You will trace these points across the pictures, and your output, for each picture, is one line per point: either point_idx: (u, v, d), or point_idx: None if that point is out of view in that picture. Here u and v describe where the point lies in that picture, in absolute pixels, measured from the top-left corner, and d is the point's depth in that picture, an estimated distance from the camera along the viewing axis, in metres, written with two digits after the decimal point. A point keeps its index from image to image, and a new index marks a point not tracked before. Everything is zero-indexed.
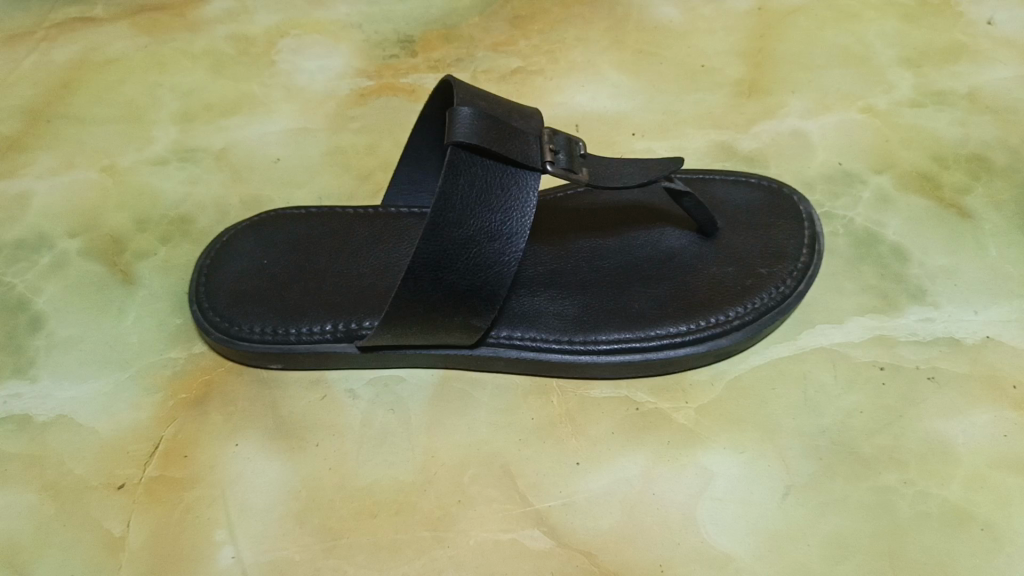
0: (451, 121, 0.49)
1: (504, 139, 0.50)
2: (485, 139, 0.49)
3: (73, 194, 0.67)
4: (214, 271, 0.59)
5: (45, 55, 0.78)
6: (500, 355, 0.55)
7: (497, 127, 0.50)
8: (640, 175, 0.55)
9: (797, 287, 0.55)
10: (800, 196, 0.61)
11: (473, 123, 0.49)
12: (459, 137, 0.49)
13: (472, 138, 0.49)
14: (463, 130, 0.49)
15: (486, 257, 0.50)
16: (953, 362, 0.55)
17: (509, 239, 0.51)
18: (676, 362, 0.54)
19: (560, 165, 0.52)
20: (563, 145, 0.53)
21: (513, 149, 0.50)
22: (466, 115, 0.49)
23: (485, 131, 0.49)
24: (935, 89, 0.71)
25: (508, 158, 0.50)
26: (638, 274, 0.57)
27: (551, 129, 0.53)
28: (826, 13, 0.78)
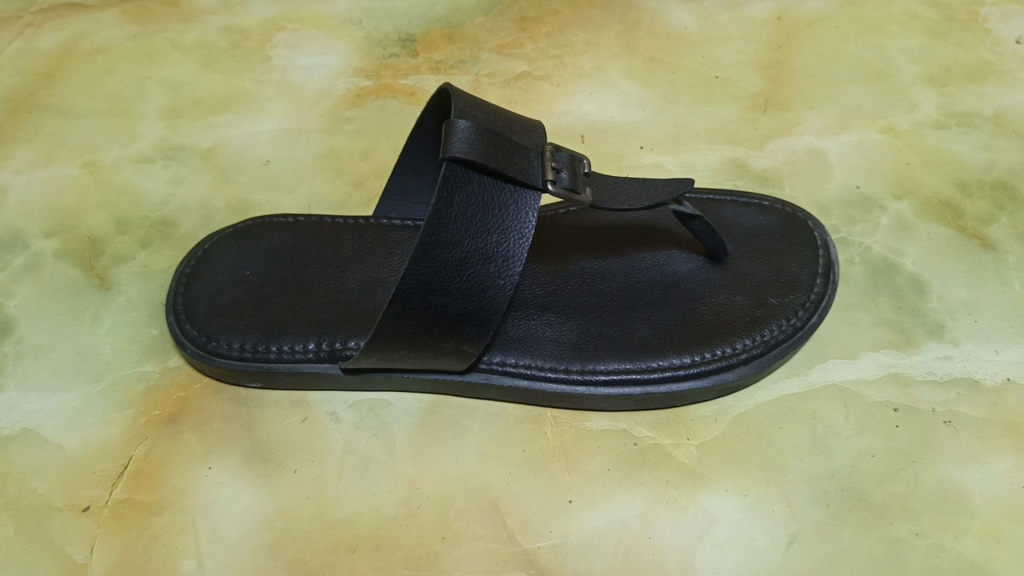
0: (448, 134, 0.46)
1: (504, 155, 0.47)
2: (484, 154, 0.46)
3: (52, 190, 0.64)
4: (195, 280, 0.56)
5: (30, 42, 0.75)
6: (492, 383, 0.51)
7: (497, 141, 0.47)
8: (647, 197, 0.52)
9: (810, 320, 0.52)
10: (815, 221, 0.58)
11: (471, 137, 0.46)
12: (455, 152, 0.45)
13: (470, 153, 0.46)
14: (460, 144, 0.46)
15: (480, 281, 0.47)
16: (971, 406, 0.51)
17: (505, 262, 0.47)
18: (678, 397, 0.51)
19: (561, 184, 0.49)
20: (566, 162, 0.50)
21: (513, 165, 0.47)
22: (464, 128, 0.46)
23: (484, 146, 0.46)
24: (960, 110, 0.68)
25: (507, 175, 0.47)
26: (641, 299, 0.54)
27: (553, 145, 0.50)
28: (847, 25, 0.75)
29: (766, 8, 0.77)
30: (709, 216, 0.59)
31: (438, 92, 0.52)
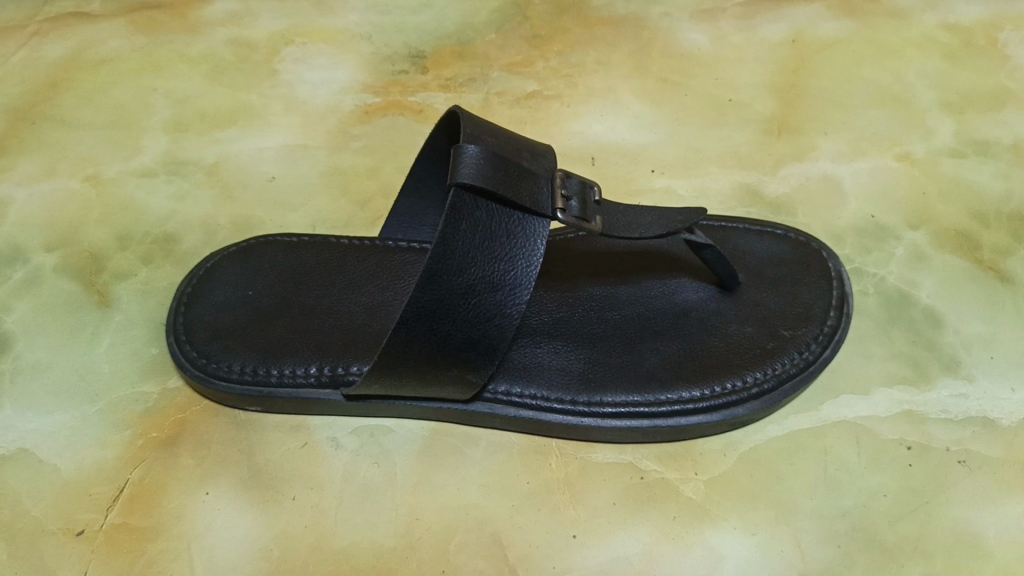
0: (456, 159, 0.45)
1: (513, 181, 0.46)
2: (492, 180, 0.45)
3: (54, 204, 0.63)
4: (196, 299, 0.55)
5: (35, 51, 0.74)
6: (496, 412, 0.50)
7: (506, 167, 0.46)
8: (658, 226, 0.51)
9: (822, 353, 0.51)
10: (829, 251, 0.57)
11: (480, 163, 0.45)
12: (463, 178, 0.44)
13: (478, 179, 0.44)
14: (468, 170, 0.44)
15: (486, 309, 0.46)
16: (987, 445, 0.50)
17: (513, 290, 0.46)
18: (687, 430, 0.50)
19: (570, 213, 0.48)
20: (577, 189, 0.49)
21: (522, 192, 0.46)
22: (473, 154, 0.45)
23: (493, 172, 0.45)
24: (978, 138, 0.67)
25: (515, 203, 0.45)
26: (650, 328, 0.53)
27: (563, 172, 0.49)
28: (864, 49, 0.74)
29: (782, 29, 0.75)
30: (720, 243, 0.58)
31: (447, 115, 0.51)
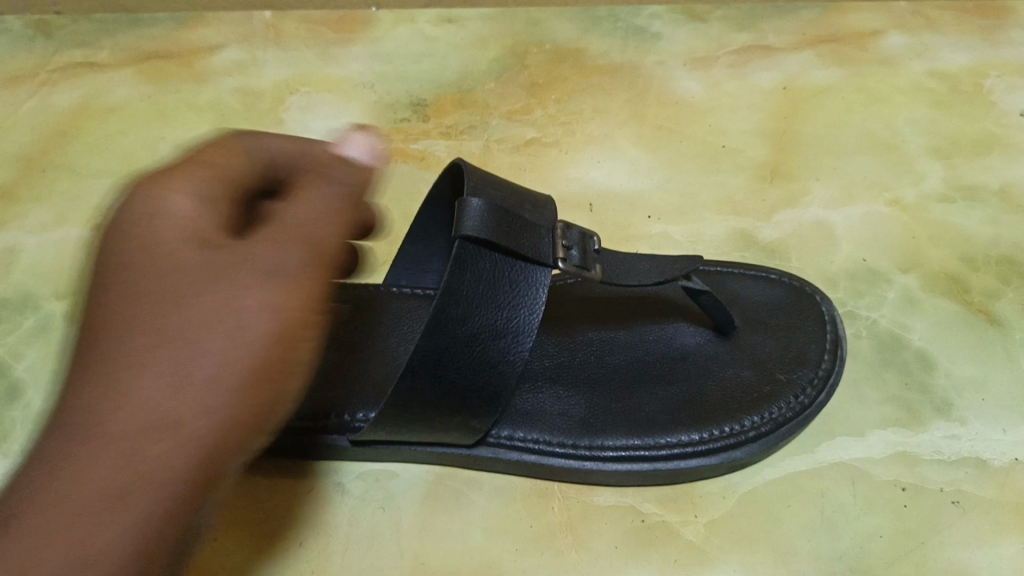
0: (460, 211, 0.46)
1: (516, 233, 0.47)
2: (496, 232, 0.46)
3: (64, 251, 0.65)
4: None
5: (46, 100, 0.77)
6: (499, 456, 0.51)
7: (510, 219, 0.47)
8: (655, 274, 0.52)
9: (817, 398, 0.53)
10: (818, 292, 0.59)
11: (484, 215, 0.46)
12: (467, 231, 0.45)
13: (481, 231, 0.46)
14: (472, 222, 0.46)
15: (489, 357, 0.47)
16: (979, 486, 0.51)
17: (516, 337, 0.48)
18: (686, 473, 0.51)
19: (571, 262, 0.49)
20: (577, 239, 0.50)
21: (524, 243, 0.47)
22: (477, 206, 0.46)
23: (496, 224, 0.46)
24: (966, 184, 0.68)
25: (518, 253, 0.47)
26: (649, 370, 0.54)
27: (565, 223, 0.50)
28: (854, 96, 0.76)
29: (773, 77, 0.78)
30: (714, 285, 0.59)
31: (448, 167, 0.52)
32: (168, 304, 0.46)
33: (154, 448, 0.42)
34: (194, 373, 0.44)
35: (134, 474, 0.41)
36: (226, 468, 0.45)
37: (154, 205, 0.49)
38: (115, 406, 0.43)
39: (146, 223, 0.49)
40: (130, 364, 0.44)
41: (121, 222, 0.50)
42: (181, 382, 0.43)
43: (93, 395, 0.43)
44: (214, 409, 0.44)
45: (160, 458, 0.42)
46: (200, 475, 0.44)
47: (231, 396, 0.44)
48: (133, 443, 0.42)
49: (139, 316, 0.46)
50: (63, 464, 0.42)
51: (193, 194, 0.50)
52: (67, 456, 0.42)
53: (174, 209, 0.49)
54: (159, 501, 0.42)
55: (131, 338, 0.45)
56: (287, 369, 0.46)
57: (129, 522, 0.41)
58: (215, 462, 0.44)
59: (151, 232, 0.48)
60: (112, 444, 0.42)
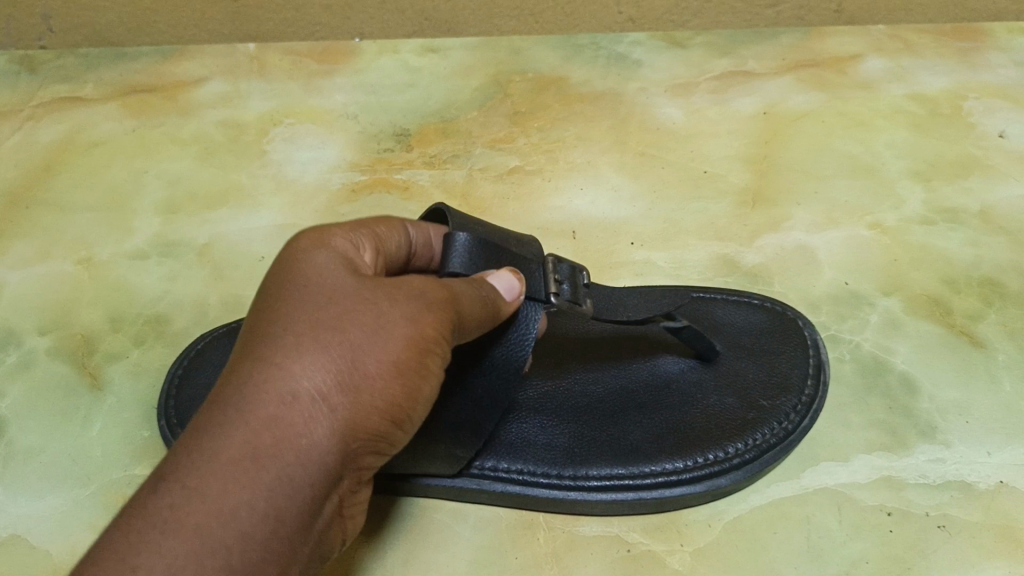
0: (446, 248, 0.46)
1: (504, 267, 0.48)
2: (482, 267, 0.47)
3: (47, 287, 0.65)
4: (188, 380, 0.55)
5: (29, 135, 0.78)
6: (484, 489, 0.51)
7: (497, 253, 0.48)
8: (646, 309, 0.53)
9: (802, 422, 0.53)
10: (800, 318, 0.59)
11: (469, 251, 0.46)
12: (454, 268, 0.46)
13: (469, 268, 0.46)
14: (459, 259, 0.46)
15: (478, 389, 0.47)
16: (965, 509, 0.51)
17: (506, 371, 0.47)
18: (671, 503, 0.50)
19: (565, 297, 0.50)
20: (566, 273, 0.51)
21: (514, 276, 0.48)
22: (463, 243, 0.46)
23: (482, 259, 0.47)
24: (947, 206, 0.69)
25: None
26: (633, 401, 0.54)
27: (553, 257, 0.51)
28: (835, 120, 0.76)
29: (754, 102, 0.78)
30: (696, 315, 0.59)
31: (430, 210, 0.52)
32: (319, 297, 0.38)
33: (302, 441, 0.34)
34: (346, 353, 0.36)
35: (263, 458, 0.33)
36: (353, 474, 0.37)
37: (318, 239, 0.41)
38: (272, 394, 0.34)
39: (307, 246, 0.41)
40: (279, 345, 0.36)
41: (271, 261, 0.41)
42: (341, 363, 0.35)
43: (258, 387, 0.34)
44: (362, 396, 0.36)
45: (307, 448, 0.34)
46: (336, 480, 0.36)
47: (387, 380, 0.36)
48: (249, 430, 0.33)
49: (308, 309, 0.37)
50: (181, 464, 0.32)
51: (354, 242, 0.43)
52: (190, 447, 0.33)
53: (332, 247, 0.41)
54: (293, 505, 0.33)
55: (284, 329, 0.36)
56: (435, 370, 0.39)
57: (251, 514, 0.32)
58: (350, 469, 0.36)
59: (315, 250, 0.41)
60: (255, 433, 0.33)
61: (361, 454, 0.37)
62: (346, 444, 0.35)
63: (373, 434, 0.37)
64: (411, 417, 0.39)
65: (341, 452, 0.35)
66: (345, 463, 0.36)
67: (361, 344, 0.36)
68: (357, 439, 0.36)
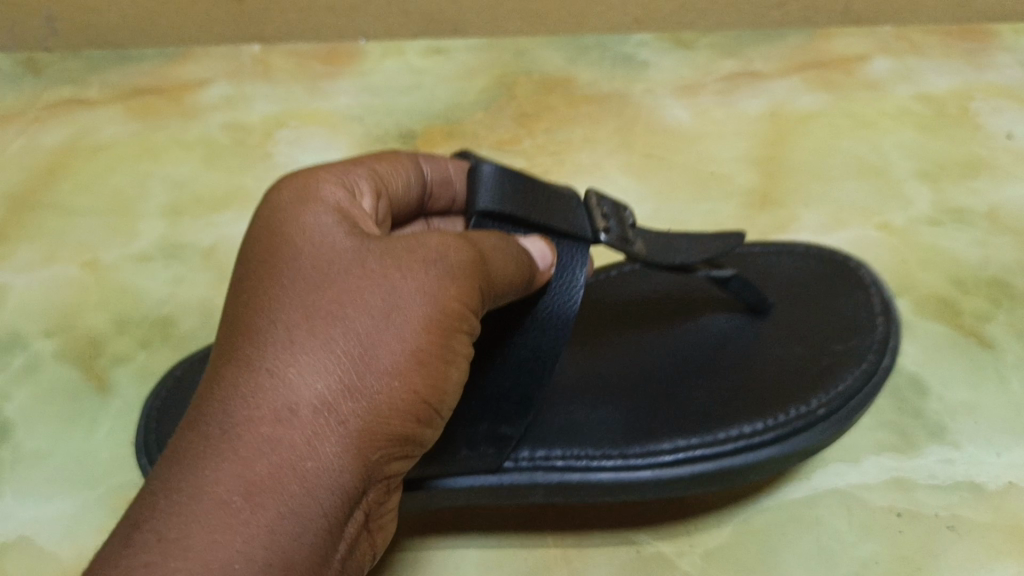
0: (472, 184, 0.43)
1: (539, 205, 0.44)
2: (512, 202, 0.43)
3: (53, 289, 0.65)
4: (177, 389, 0.54)
5: (34, 139, 0.78)
6: (537, 480, 0.46)
7: (529, 190, 0.44)
8: (698, 250, 0.51)
9: (881, 361, 0.50)
10: (858, 264, 0.58)
11: (497, 186, 0.43)
12: (481, 204, 0.42)
13: (497, 204, 0.43)
14: (487, 194, 0.43)
15: (519, 351, 0.44)
16: (975, 510, 0.51)
17: (549, 327, 0.44)
18: (757, 468, 0.46)
19: (615, 232, 0.46)
20: (613, 211, 0.48)
21: (552, 216, 0.45)
22: (490, 174, 0.43)
23: (511, 194, 0.43)
24: (954, 207, 0.69)
25: (547, 228, 0.44)
26: (695, 367, 0.51)
27: (597, 194, 0.48)
28: (842, 120, 0.76)
29: (760, 104, 0.78)
30: (757, 270, 0.58)
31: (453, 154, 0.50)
32: (309, 294, 0.35)
33: (308, 462, 0.31)
34: (342, 360, 0.33)
35: (268, 485, 0.30)
36: (379, 480, 0.35)
37: (308, 190, 0.40)
38: (265, 415, 0.32)
39: (292, 221, 0.38)
40: (269, 358, 0.33)
41: (260, 221, 0.39)
42: (339, 371, 0.33)
43: (251, 407, 0.32)
44: (366, 403, 0.33)
45: (314, 469, 0.31)
46: (357, 495, 0.33)
47: (395, 382, 0.34)
48: (244, 459, 0.30)
49: (299, 310, 0.34)
50: (173, 500, 0.30)
51: (351, 186, 0.42)
52: (181, 481, 0.30)
53: (325, 197, 0.39)
54: (310, 531, 0.30)
55: (276, 330, 0.34)
56: (455, 355, 0.36)
57: (264, 548, 0.29)
58: (373, 480, 0.34)
59: (304, 227, 0.38)
60: (252, 459, 0.30)
61: (383, 463, 0.34)
62: (357, 458, 0.33)
63: (392, 439, 0.34)
64: (436, 410, 0.36)
65: (355, 468, 0.32)
66: (363, 477, 0.33)
67: (359, 349, 0.34)
68: (372, 448, 0.33)
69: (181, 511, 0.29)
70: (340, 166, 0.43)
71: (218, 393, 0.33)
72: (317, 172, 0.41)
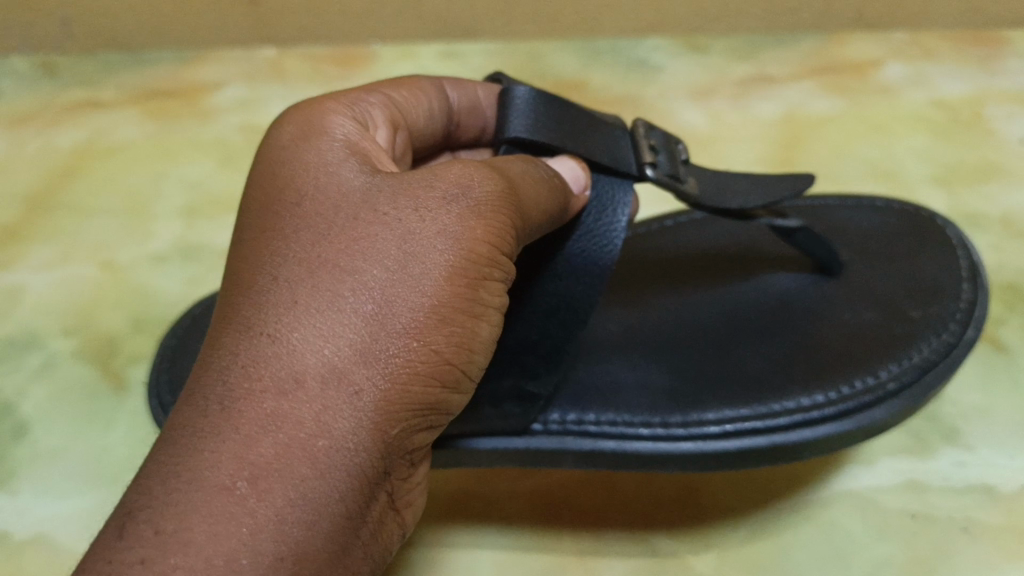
0: (506, 112, 0.47)
1: (574, 136, 0.48)
2: (543, 132, 0.47)
3: (69, 289, 0.65)
4: (174, 380, 0.54)
5: (50, 140, 0.78)
6: (567, 446, 0.47)
7: (564, 121, 0.48)
8: (756, 195, 0.52)
9: (963, 333, 0.50)
10: (944, 220, 0.58)
11: (529, 115, 0.46)
12: (511, 131, 0.46)
13: (527, 131, 0.46)
14: (517, 122, 0.46)
15: (554, 294, 0.46)
16: (989, 513, 0.51)
17: (589, 266, 0.46)
18: (815, 445, 0.46)
19: (663, 168, 0.50)
20: (662, 142, 0.51)
21: (591, 149, 0.48)
22: (521, 101, 0.47)
23: (542, 123, 0.47)
24: (968, 211, 0.69)
25: (586, 157, 0.48)
26: (748, 329, 0.52)
27: (647, 125, 0.51)
28: (855, 125, 0.76)
29: (773, 108, 0.78)
30: (833, 223, 0.60)
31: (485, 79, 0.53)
32: (318, 257, 0.35)
33: (316, 440, 0.31)
34: (354, 327, 0.33)
35: (272, 468, 0.30)
36: (404, 449, 0.35)
37: (315, 126, 0.41)
38: (269, 391, 0.32)
39: (302, 174, 0.38)
40: (275, 329, 0.33)
41: (267, 164, 0.40)
42: (349, 340, 0.33)
43: (256, 384, 0.32)
44: (378, 374, 0.33)
45: (325, 444, 0.31)
46: (375, 467, 0.33)
47: (411, 347, 0.34)
48: (248, 437, 0.31)
49: (306, 275, 0.34)
50: (173, 486, 0.30)
51: (362, 117, 0.43)
52: (182, 462, 0.30)
53: (333, 132, 0.40)
54: (319, 514, 0.31)
55: (282, 294, 0.34)
56: (478, 312, 0.36)
57: (268, 532, 0.29)
58: (393, 451, 0.34)
59: (315, 180, 0.38)
60: (254, 440, 0.31)
61: (404, 431, 0.34)
62: (372, 431, 0.33)
63: (410, 409, 0.34)
64: (459, 372, 0.36)
65: (369, 441, 0.32)
66: (380, 450, 0.33)
67: (371, 315, 0.33)
68: (389, 421, 0.33)
69: (180, 498, 0.29)
70: (354, 98, 0.44)
71: (225, 365, 0.33)
72: (326, 103, 0.42)
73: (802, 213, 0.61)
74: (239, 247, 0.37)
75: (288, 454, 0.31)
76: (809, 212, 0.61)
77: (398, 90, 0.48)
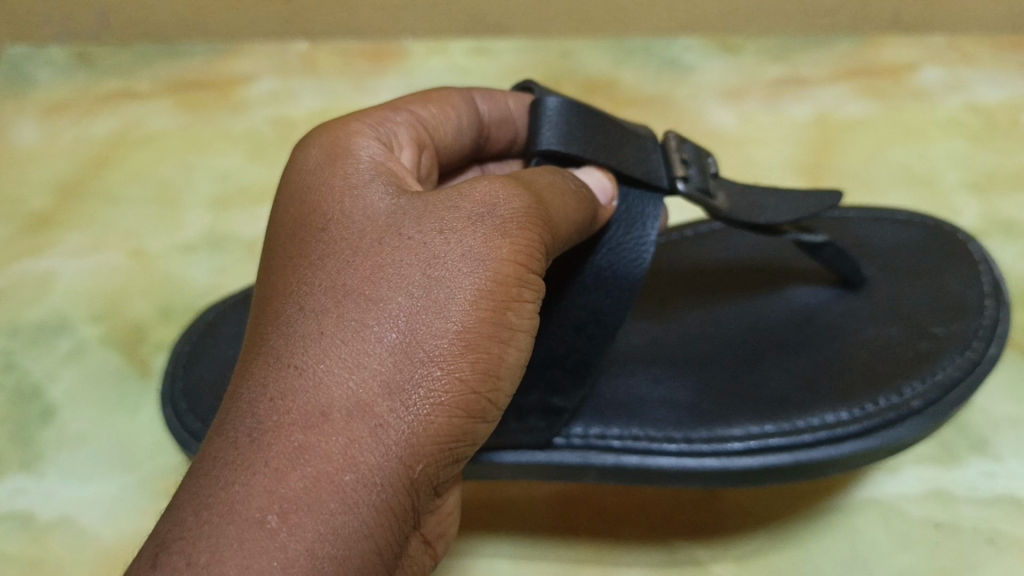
0: (537, 123, 0.47)
1: (606, 147, 0.48)
2: (575, 144, 0.47)
3: (99, 276, 0.66)
4: (191, 387, 0.55)
5: (85, 129, 0.79)
6: (590, 462, 0.47)
7: (594, 133, 0.48)
8: (787, 211, 0.52)
9: (987, 350, 0.49)
10: (968, 235, 0.58)
11: (560, 125, 0.47)
12: (544, 144, 0.46)
13: (558, 143, 0.46)
14: (549, 134, 0.46)
15: (577, 310, 0.46)
16: (1016, 524, 0.50)
17: (613, 281, 0.46)
18: (841, 462, 0.46)
19: (694, 182, 0.49)
20: (693, 155, 0.51)
21: (622, 162, 0.48)
22: (553, 110, 0.47)
23: (574, 134, 0.47)
24: (1003, 219, 0.68)
25: (616, 170, 0.48)
26: (772, 346, 0.52)
27: (677, 138, 0.51)
28: (889, 129, 0.75)
29: (806, 111, 0.78)
30: (858, 237, 0.59)
31: (515, 89, 0.53)
32: (345, 287, 0.35)
33: (343, 474, 0.31)
34: (379, 358, 0.33)
35: (302, 502, 0.30)
36: (433, 482, 0.34)
37: (341, 149, 0.41)
38: (297, 424, 0.31)
39: (329, 198, 0.39)
40: (301, 361, 0.33)
41: (295, 190, 0.40)
42: (374, 371, 0.33)
43: (284, 416, 0.32)
44: (404, 403, 0.33)
45: (353, 478, 0.31)
46: (404, 502, 0.32)
47: (436, 376, 0.33)
48: (276, 472, 0.30)
49: (333, 306, 0.34)
50: (204, 519, 0.29)
51: (389, 137, 0.44)
52: (211, 498, 0.30)
53: (359, 154, 0.41)
54: (348, 549, 0.30)
55: (311, 326, 0.34)
56: (510, 334, 0.36)
57: (300, 565, 0.29)
58: (421, 486, 0.33)
59: (342, 204, 0.38)
60: (284, 474, 0.30)
61: (433, 465, 0.34)
62: (400, 464, 0.32)
63: (440, 440, 0.33)
64: (489, 399, 0.35)
65: (396, 475, 0.32)
66: (408, 485, 0.32)
67: (396, 344, 0.33)
68: (417, 454, 0.33)
69: (211, 532, 0.29)
70: (379, 118, 0.45)
71: (255, 397, 0.33)
72: (351, 125, 0.43)
73: (829, 225, 0.61)
74: (268, 276, 0.37)
75: (317, 488, 0.30)
76: (837, 225, 0.61)
77: (426, 107, 0.48)
